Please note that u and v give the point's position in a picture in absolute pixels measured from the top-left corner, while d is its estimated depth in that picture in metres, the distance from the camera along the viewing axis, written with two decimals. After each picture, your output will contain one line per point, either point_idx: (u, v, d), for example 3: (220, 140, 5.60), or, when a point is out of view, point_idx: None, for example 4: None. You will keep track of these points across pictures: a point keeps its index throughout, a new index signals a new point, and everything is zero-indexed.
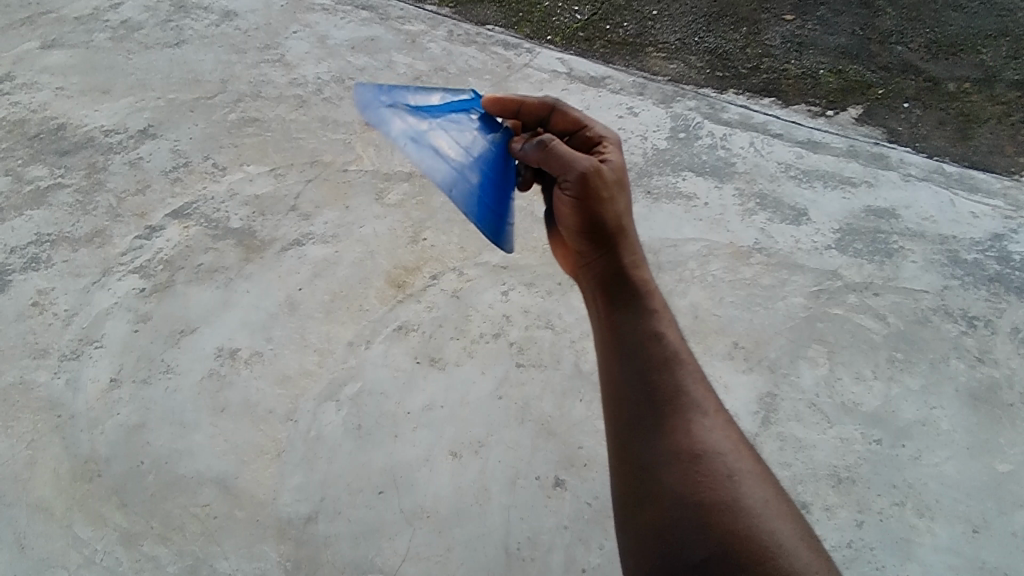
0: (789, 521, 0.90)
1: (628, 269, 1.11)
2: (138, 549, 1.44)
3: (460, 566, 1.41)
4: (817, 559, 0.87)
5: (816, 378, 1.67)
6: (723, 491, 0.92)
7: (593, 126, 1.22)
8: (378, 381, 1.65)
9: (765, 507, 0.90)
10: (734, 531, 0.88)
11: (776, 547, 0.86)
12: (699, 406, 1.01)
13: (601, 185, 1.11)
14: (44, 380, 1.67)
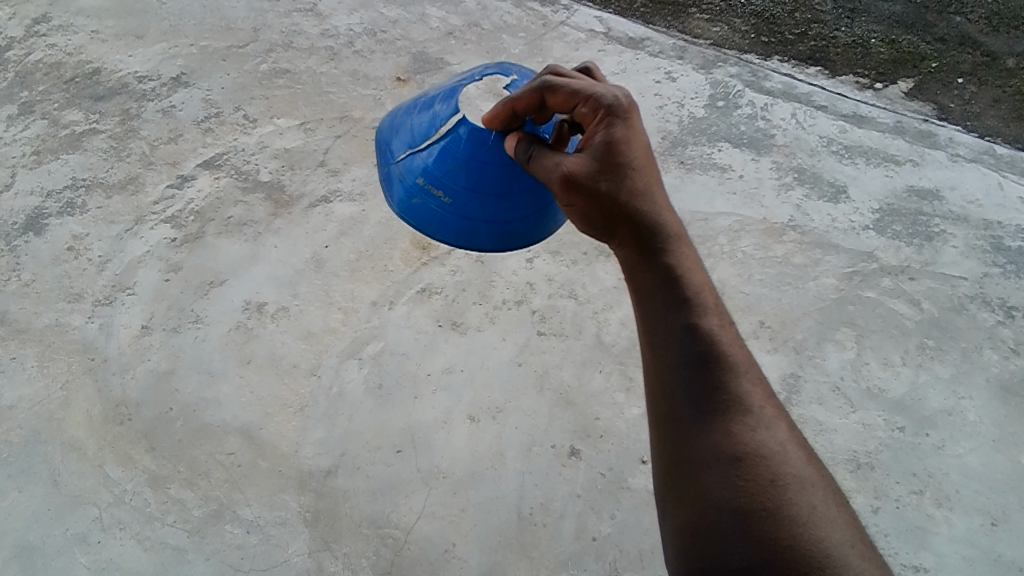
0: (839, 530, 0.83)
1: (655, 256, 1.00)
2: (166, 492, 1.50)
3: (473, 527, 1.44)
4: (869, 568, 0.80)
5: (842, 362, 1.64)
6: (766, 497, 0.84)
7: (595, 95, 1.02)
8: (400, 342, 1.66)
9: (813, 515, 0.83)
10: (777, 540, 0.81)
11: (823, 558, 0.79)
12: (742, 402, 0.93)
13: (589, 183, 1.00)
14: (78, 324, 1.72)
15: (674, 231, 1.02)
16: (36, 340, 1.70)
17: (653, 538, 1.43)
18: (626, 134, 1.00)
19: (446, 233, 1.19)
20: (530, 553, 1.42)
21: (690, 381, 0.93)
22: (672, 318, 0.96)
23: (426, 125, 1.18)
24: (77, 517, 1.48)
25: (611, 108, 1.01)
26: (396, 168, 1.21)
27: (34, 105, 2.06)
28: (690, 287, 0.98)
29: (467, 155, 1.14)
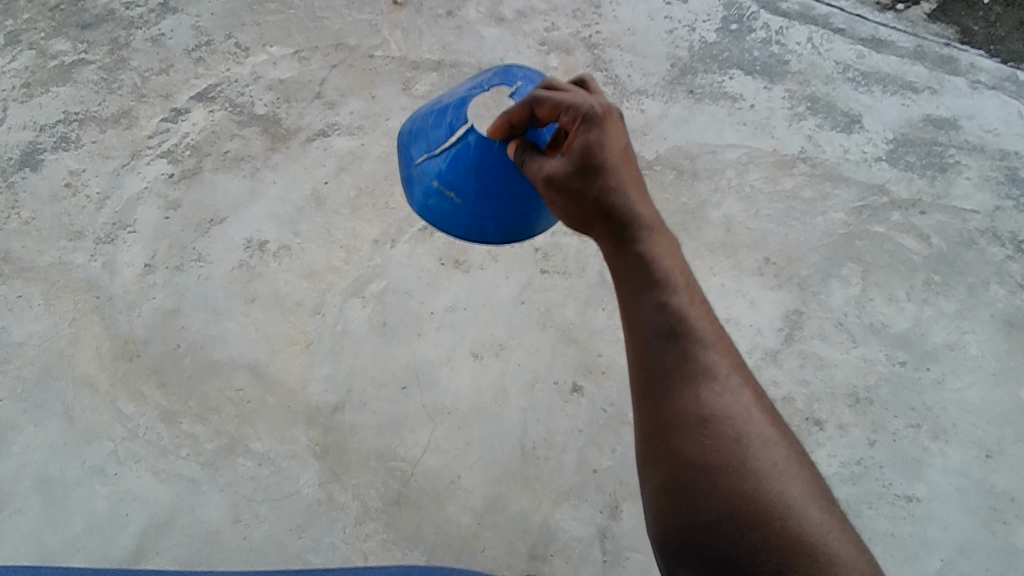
0: (798, 481, 0.85)
1: (631, 249, 0.95)
2: (178, 426, 1.54)
3: (478, 460, 1.48)
4: (825, 513, 0.84)
5: (846, 298, 1.64)
6: (731, 454, 0.85)
7: (574, 105, 0.93)
8: (403, 281, 1.66)
9: (774, 469, 0.85)
10: (742, 493, 0.83)
11: (783, 507, 0.82)
12: (709, 370, 0.90)
13: (565, 185, 0.95)
14: (81, 262, 1.72)
15: (645, 204, 0.97)
16: (40, 279, 1.70)
17: None
18: (602, 138, 0.93)
19: (461, 228, 1.20)
20: (533, 484, 1.46)
21: (661, 351, 0.91)
22: (642, 290, 0.93)
23: (440, 129, 1.16)
24: (94, 450, 1.53)
25: (586, 115, 0.93)
26: (414, 170, 1.21)
27: (20, 35, 1.93)
28: (661, 262, 0.94)
29: (474, 161, 1.11)
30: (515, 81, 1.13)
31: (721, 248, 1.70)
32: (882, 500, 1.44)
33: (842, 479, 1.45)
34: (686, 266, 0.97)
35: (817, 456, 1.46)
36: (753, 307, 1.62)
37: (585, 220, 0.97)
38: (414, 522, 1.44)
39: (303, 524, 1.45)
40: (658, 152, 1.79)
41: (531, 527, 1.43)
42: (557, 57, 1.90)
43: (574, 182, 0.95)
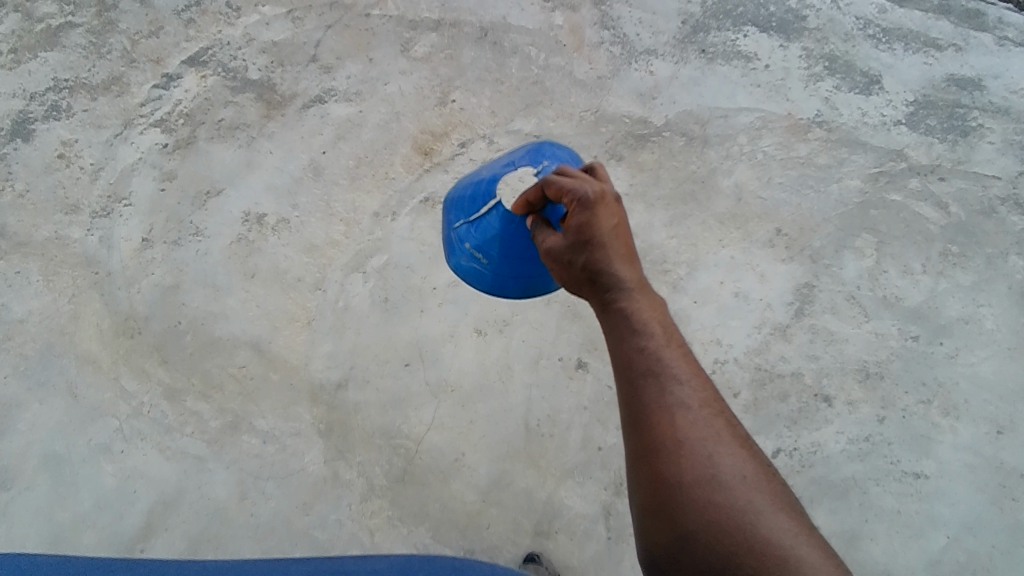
0: (768, 493, 0.83)
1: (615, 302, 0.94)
2: (182, 404, 1.53)
3: (482, 438, 1.47)
4: (796, 522, 0.81)
5: (859, 271, 1.59)
6: (705, 470, 0.83)
7: (570, 189, 0.95)
8: (404, 255, 1.64)
9: (745, 482, 0.83)
10: (715, 504, 0.81)
11: (754, 513, 0.80)
12: (684, 399, 0.87)
13: (559, 252, 0.97)
14: (78, 237, 1.69)
15: (632, 263, 0.96)
16: (38, 254, 1.68)
17: None
18: (591, 214, 0.93)
19: (488, 285, 1.25)
20: (536, 462, 1.45)
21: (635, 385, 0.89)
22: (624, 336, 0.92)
23: (475, 199, 1.20)
24: (99, 428, 1.52)
25: (578, 195, 0.94)
26: (450, 231, 1.27)
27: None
28: (639, 311, 0.93)
29: (498, 227, 1.15)
30: (540, 161, 1.16)
31: (731, 219, 1.65)
32: (890, 477, 1.41)
33: (850, 456, 1.42)
34: (664, 310, 0.95)
35: (825, 433, 1.44)
36: (762, 281, 1.58)
37: (576, 284, 0.98)
38: (420, 499, 1.43)
39: (309, 502, 1.43)
40: (667, 117, 1.73)
41: (535, 505, 1.43)
42: (562, 14, 1.80)
43: (570, 256, 0.96)
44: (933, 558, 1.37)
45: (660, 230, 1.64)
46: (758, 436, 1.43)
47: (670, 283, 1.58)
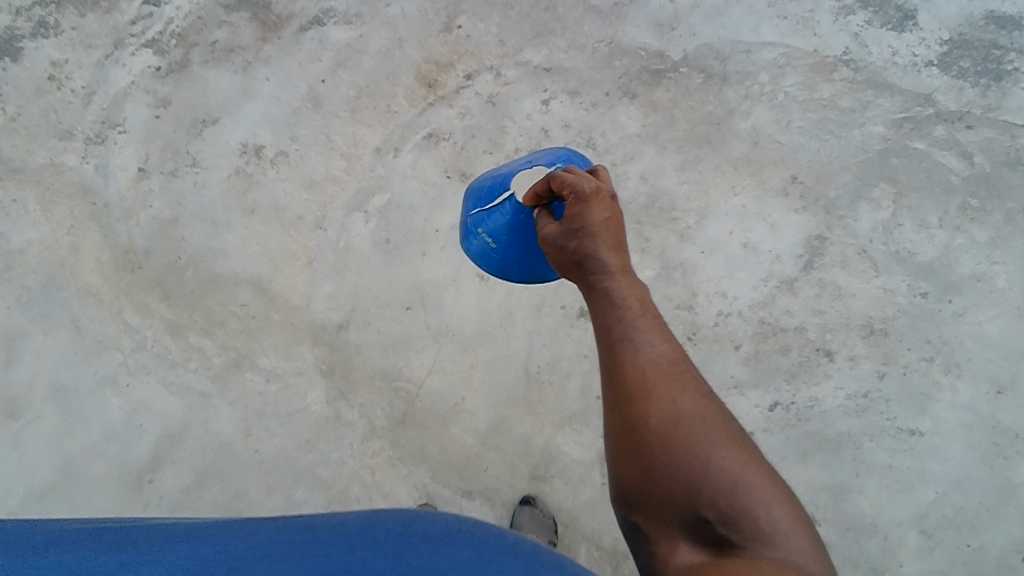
0: (729, 434, 0.81)
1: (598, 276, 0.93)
2: (185, 340, 1.52)
3: (482, 384, 1.48)
4: (754, 460, 0.80)
5: (873, 223, 1.55)
6: (669, 410, 0.81)
7: (568, 181, 0.99)
8: (407, 195, 1.60)
9: (707, 423, 0.81)
10: (677, 440, 0.79)
11: (712, 449, 0.79)
12: (653, 352, 0.86)
13: (553, 237, 0.99)
14: (73, 165, 1.64)
15: (618, 246, 0.95)
16: (34, 182, 1.63)
17: None
18: (584, 203, 0.95)
19: (497, 269, 1.24)
20: (535, 409, 1.47)
21: (607, 342, 0.89)
22: (602, 300, 0.91)
23: (494, 188, 1.22)
24: (103, 361, 1.51)
25: (574, 187, 0.98)
26: (467, 218, 1.27)
27: None
28: (616, 278, 0.92)
29: (513, 219, 1.17)
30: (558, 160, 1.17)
31: (746, 164, 1.59)
32: (884, 433, 1.42)
33: (847, 412, 1.43)
34: (640, 283, 0.94)
35: (824, 388, 1.44)
36: (773, 232, 1.55)
37: (565, 267, 0.98)
38: (419, 441, 1.45)
39: (312, 440, 1.45)
40: (686, 51, 1.64)
41: (532, 451, 1.46)
42: None
43: (562, 238, 0.97)
44: (920, 512, 1.38)
45: (671, 175, 1.59)
46: (756, 389, 1.44)
47: (678, 232, 1.55)
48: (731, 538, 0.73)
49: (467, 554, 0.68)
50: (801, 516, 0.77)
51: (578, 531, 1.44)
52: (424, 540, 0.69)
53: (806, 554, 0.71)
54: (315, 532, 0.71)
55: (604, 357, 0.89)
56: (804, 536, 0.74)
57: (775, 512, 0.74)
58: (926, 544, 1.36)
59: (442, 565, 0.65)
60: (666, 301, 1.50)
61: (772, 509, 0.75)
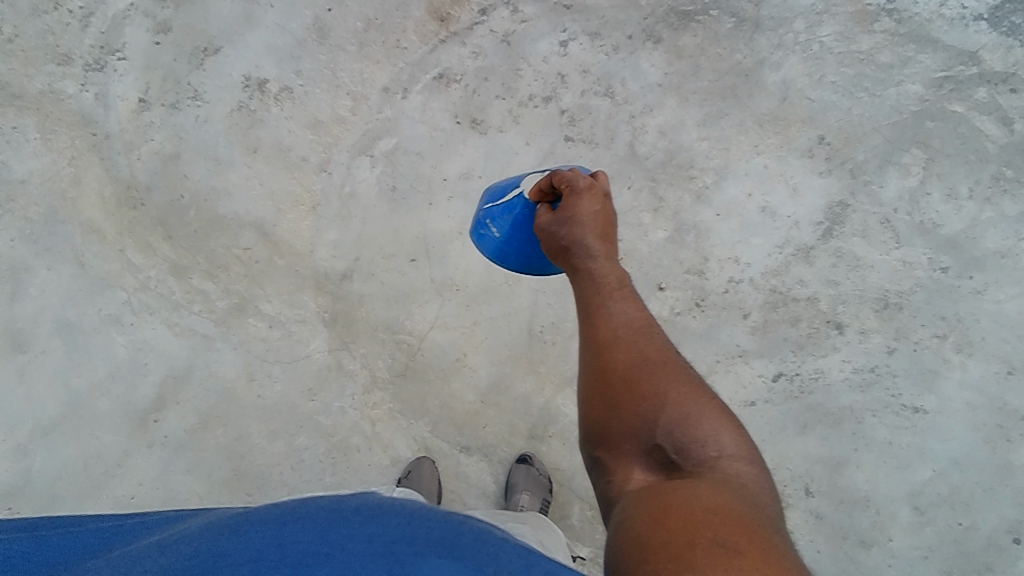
0: (693, 383, 0.85)
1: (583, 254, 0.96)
2: (188, 282, 1.50)
3: (484, 340, 1.47)
4: (714, 404, 0.83)
5: (900, 191, 1.48)
6: (637, 362, 0.86)
7: (562, 174, 1.01)
8: (415, 140, 1.54)
9: (673, 371, 0.85)
10: (641, 388, 0.83)
11: (674, 393, 0.83)
12: (628, 315, 0.90)
13: (545, 224, 1.01)
14: (72, 93, 1.55)
15: (605, 234, 0.97)
16: (33, 109, 1.54)
17: None
18: (575, 194, 0.98)
19: (502, 264, 1.20)
20: (537, 368, 1.46)
21: (585, 310, 0.93)
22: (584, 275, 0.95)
23: (509, 184, 1.19)
24: (107, 299, 1.48)
25: (570, 180, 1.00)
26: (477, 213, 1.24)
27: None
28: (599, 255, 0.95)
29: (520, 213, 1.13)
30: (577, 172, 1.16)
31: (771, 122, 1.51)
32: (888, 410, 1.41)
33: (851, 386, 1.41)
34: (622, 267, 0.97)
35: (831, 360, 1.42)
36: (794, 196, 1.48)
37: (553, 252, 1.00)
38: (420, 395, 1.46)
39: (314, 388, 1.45)
40: None
41: (532, 410, 1.46)
42: None
43: (552, 228, 0.99)
44: (915, 489, 1.38)
45: (692, 130, 1.51)
46: (761, 359, 1.42)
47: (694, 192, 1.49)
48: (680, 467, 0.78)
49: (400, 518, 0.60)
50: (749, 450, 0.81)
51: (573, 489, 1.46)
52: (354, 507, 0.61)
53: (747, 481, 0.76)
54: (233, 514, 0.62)
55: (580, 323, 0.93)
56: (747, 467, 0.78)
57: (725, 445, 0.79)
58: (916, 520, 1.37)
59: (374, 533, 0.57)
60: (676, 264, 1.46)
61: (718, 442, 0.80)
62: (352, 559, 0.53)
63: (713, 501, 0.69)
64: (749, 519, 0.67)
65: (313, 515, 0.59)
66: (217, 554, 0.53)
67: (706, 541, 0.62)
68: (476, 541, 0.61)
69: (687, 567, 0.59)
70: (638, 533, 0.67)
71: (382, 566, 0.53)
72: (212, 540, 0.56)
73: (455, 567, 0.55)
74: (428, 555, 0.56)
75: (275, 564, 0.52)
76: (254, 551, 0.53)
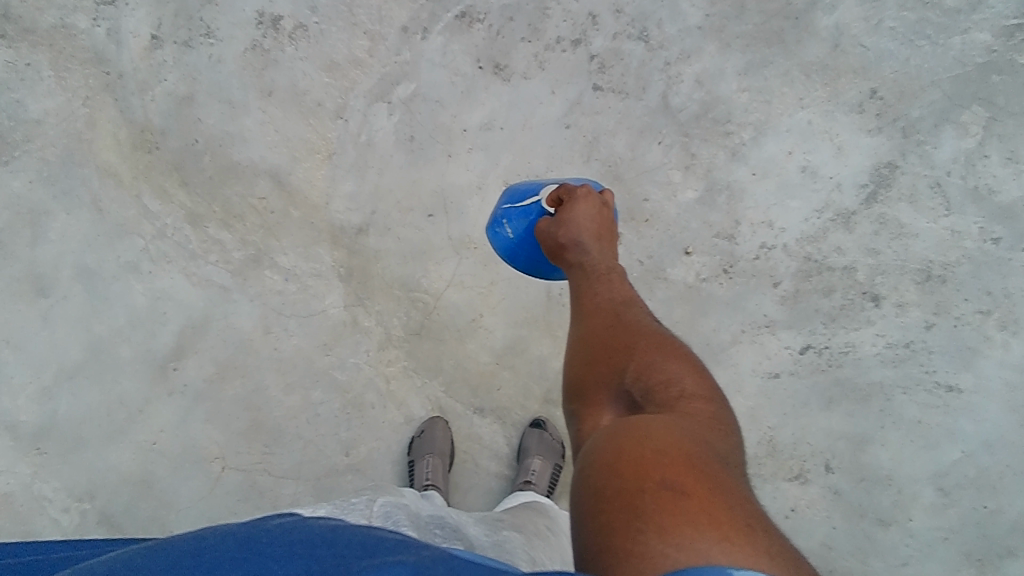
0: (663, 344, 0.89)
1: (574, 245, 1.03)
2: (205, 231, 1.46)
3: (501, 301, 1.44)
4: (680, 360, 0.86)
5: (956, 153, 1.36)
6: (614, 333, 0.91)
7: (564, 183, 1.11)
8: (434, 86, 1.46)
9: (646, 337, 0.90)
10: (615, 353, 0.89)
11: (644, 352, 0.87)
12: (614, 297, 0.97)
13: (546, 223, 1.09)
14: (84, 29, 1.48)
15: (600, 234, 1.05)
16: (45, 44, 1.47)
17: (686, 329, 1.37)
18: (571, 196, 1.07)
19: (510, 263, 1.22)
20: (554, 332, 1.44)
21: (577, 295, 1.01)
22: (576, 264, 1.03)
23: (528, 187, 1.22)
24: (125, 246, 1.45)
25: (568, 187, 1.09)
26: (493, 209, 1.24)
27: None
28: (589, 243, 1.03)
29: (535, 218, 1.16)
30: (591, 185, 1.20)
31: (820, 72, 1.39)
32: (919, 387, 1.35)
33: (883, 361, 1.35)
34: (614, 257, 1.04)
35: (864, 334, 1.36)
36: (838, 155, 1.38)
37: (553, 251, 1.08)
38: (435, 354, 1.45)
39: (330, 343, 1.44)
40: None
41: (548, 373, 1.44)
42: None
43: (549, 229, 1.06)
44: (941, 470, 1.34)
45: (732, 79, 1.40)
46: (789, 330, 1.36)
47: (729, 149, 1.40)
48: (644, 411, 0.80)
49: (326, 527, 0.55)
50: (709, 391, 0.83)
51: None
52: (282, 521, 0.56)
53: (704, 417, 0.77)
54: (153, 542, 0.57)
55: (572, 307, 1.00)
56: (706, 406, 0.80)
57: (686, 388, 0.82)
58: (940, 502, 1.33)
59: (296, 541, 0.52)
60: (705, 228, 1.39)
61: (680, 385, 0.82)
62: (270, 562, 0.49)
63: (665, 439, 0.69)
64: (699, 455, 0.68)
65: (234, 531, 0.54)
66: (128, 567, 0.49)
67: (654, 485, 0.62)
68: (405, 544, 0.54)
69: (637, 517, 0.60)
70: (595, 481, 0.67)
71: (299, 568, 0.48)
72: (128, 556, 0.52)
73: (380, 563, 0.49)
74: (349, 555, 0.50)
75: (188, 573, 0.48)
76: (168, 562, 0.49)
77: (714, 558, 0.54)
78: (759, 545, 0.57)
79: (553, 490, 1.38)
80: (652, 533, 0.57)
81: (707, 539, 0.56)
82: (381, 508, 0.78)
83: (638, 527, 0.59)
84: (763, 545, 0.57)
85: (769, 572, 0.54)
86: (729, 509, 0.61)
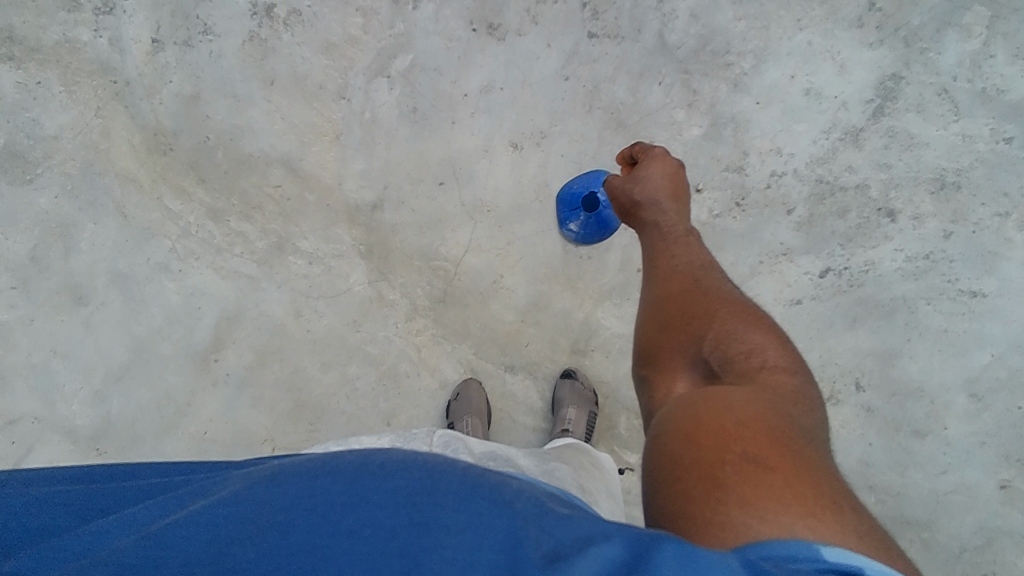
0: (747, 315, 0.90)
1: (646, 208, 1.07)
2: (227, 225, 1.51)
3: (519, 259, 1.47)
4: (762, 331, 0.88)
5: (960, 56, 1.35)
6: (693, 301, 0.93)
7: (641, 144, 1.13)
8: (431, 54, 1.48)
9: (727, 308, 0.91)
10: (697, 320, 0.91)
11: (723, 323, 0.89)
12: (690, 262, 0.99)
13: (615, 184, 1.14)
14: (87, 41, 1.51)
15: (676, 195, 1.08)
16: (52, 61, 1.51)
17: None
18: (648, 157, 1.10)
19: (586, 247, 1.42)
20: (575, 284, 1.47)
21: (651, 254, 1.04)
22: (650, 225, 1.06)
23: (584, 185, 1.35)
24: (154, 248, 1.50)
25: (644, 146, 1.13)
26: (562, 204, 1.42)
27: None
28: (662, 203, 1.06)
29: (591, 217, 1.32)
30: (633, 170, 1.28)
31: None
32: (943, 297, 1.35)
33: (904, 276, 1.35)
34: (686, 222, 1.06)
35: (882, 251, 1.36)
36: (841, 73, 1.37)
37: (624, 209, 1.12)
38: (461, 319, 1.48)
39: (359, 319, 1.49)
40: None
41: (572, 325, 1.47)
42: None
43: (622, 187, 1.10)
44: (972, 376, 1.34)
45: (727, 9, 1.39)
46: (808, 256, 1.37)
47: (731, 80, 1.39)
48: (723, 379, 0.83)
49: (427, 465, 0.55)
50: (792, 362, 0.84)
51: (618, 401, 1.48)
52: (385, 452, 0.57)
53: (786, 390, 0.78)
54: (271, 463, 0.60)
55: (645, 270, 1.03)
56: (788, 378, 0.81)
57: (769, 359, 0.83)
58: (973, 407, 1.34)
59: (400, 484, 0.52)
60: (714, 163, 1.39)
61: (761, 356, 0.84)
62: (377, 510, 0.50)
63: (746, 412, 0.70)
64: (782, 430, 0.68)
65: (342, 462, 0.55)
66: (252, 501, 0.52)
67: (737, 457, 0.63)
68: (500, 490, 0.54)
69: (719, 488, 0.60)
70: (673, 449, 0.69)
71: (403, 518, 0.49)
72: (251, 484, 0.55)
73: (479, 521, 0.49)
74: (449, 505, 0.50)
75: (305, 514, 0.50)
76: (285, 499, 0.52)
77: (800, 533, 0.54)
78: (846, 521, 0.57)
79: (590, 436, 1.41)
80: (734, 504, 0.58)
81: (791, 513, 0.56)
82: (442, 440, 0.91)
83: (720, 498, 0.59)
84: (851, 523, 0.57)
85: (858, 549, 0.53)
86: (817, 485, 0.61)
